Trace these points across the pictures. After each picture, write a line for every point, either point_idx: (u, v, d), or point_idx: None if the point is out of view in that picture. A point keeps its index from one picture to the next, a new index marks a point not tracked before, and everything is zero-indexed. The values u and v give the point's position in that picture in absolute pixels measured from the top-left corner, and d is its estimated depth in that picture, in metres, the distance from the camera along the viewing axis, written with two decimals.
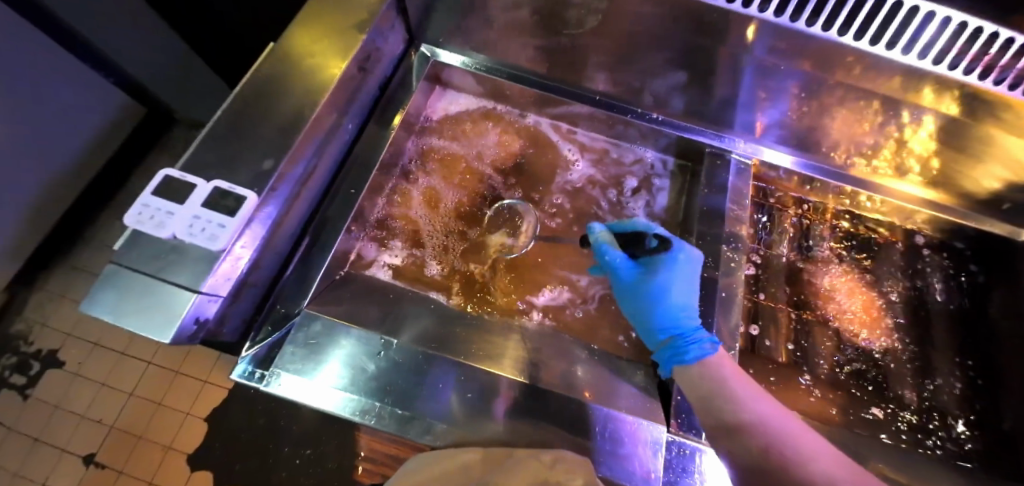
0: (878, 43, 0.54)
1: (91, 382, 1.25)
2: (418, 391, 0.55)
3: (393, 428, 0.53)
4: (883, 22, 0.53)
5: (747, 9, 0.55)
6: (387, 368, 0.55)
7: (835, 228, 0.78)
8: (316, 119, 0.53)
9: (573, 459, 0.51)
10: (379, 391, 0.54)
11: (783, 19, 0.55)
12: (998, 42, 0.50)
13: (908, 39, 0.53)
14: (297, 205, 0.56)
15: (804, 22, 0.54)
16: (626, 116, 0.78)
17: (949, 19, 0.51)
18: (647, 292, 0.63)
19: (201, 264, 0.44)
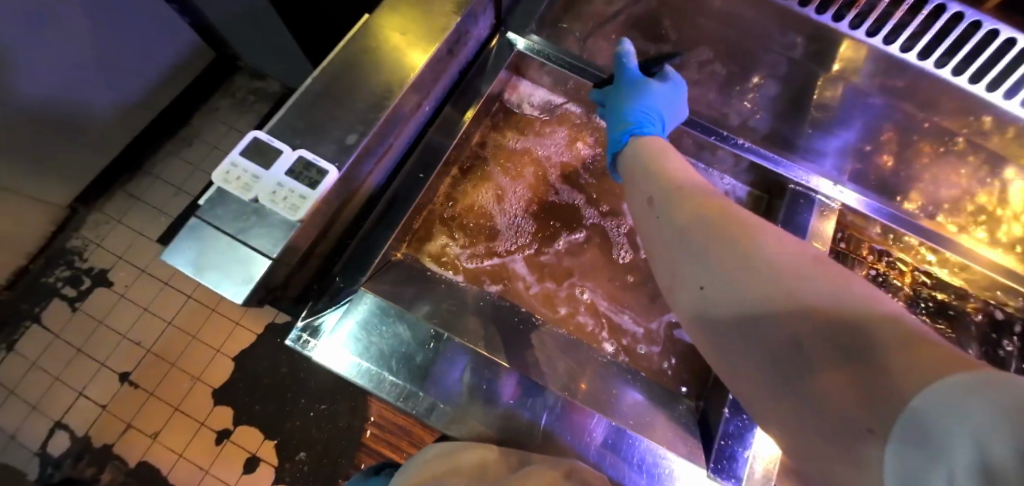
0: (959, 74, 0.66)
1: (134, 306, 1.31)
2: (459, 387, 0.55)
3: (429, 416, 0.54)
4: (971, 54, 0.64)
5: (846, 26, 0.68)
6: (433, 358, 0.55)
7: (911, 289, 0.73)
8: (401, 98, 0.53)
9: (587, 471, 0.50)
10: (421, 379, 0.55)
11: (877, 39, 0.67)
12: None
13: (993, 73, 0.64)
14: (368, 182, 0.56)
15: (899, 42, 0.66)
16: (709, 137, 0.73)
17: None
18: (625, 103, 0.65)
19: (278, 232, 0.44)
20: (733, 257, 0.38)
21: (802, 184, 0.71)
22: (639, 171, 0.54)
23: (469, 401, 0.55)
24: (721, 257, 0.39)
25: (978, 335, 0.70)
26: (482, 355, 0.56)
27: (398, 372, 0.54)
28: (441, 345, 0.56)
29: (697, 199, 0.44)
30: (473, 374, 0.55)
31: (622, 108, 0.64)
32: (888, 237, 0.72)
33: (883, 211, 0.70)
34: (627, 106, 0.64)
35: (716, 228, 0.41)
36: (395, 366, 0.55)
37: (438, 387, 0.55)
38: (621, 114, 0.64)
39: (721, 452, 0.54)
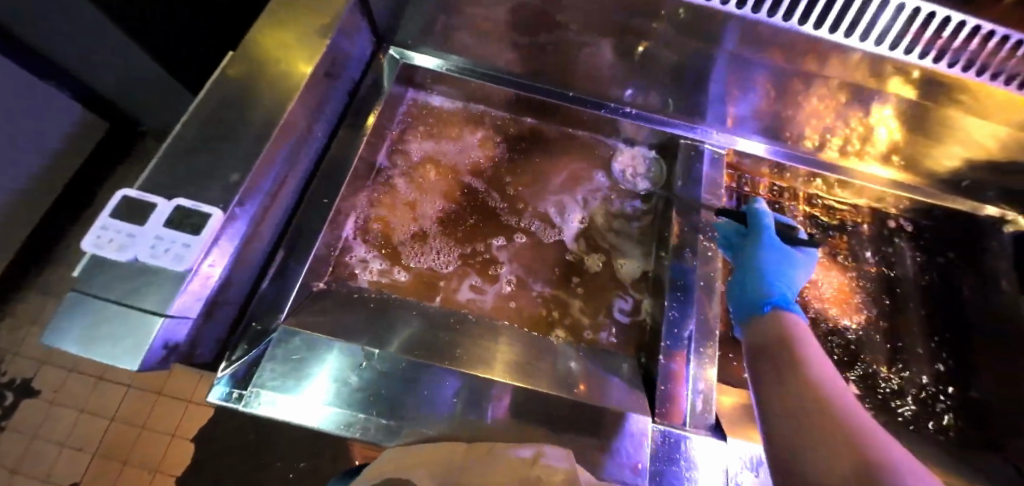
0: (837, 31, 0.55)
1: (69, 410, 1.21)
2: (399, 401, 0.52)
3: (380, 438, 0.51)
4: (842, 8, 0.54)
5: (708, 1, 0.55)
6: (371, 378, 0.53)
7: (809, 212, 0.81)
8: (285, 124, 0.52)
9: (552, 454, 0.50)
10: (358, 400, 0.51)
11: (746, 11, 0.55)
12: (950, 26, 0.53)
13: (867, 24, 0.54)
14: (269, 218, 0.55)
15: (766, 13, 0.55)
16: (599, 110, 0.78)
17: (904, 5, 0.52)
18: (766, 267, 0.65)
19: (167, 287, 0.42)
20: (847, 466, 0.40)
21: (691, 138, 0.78)
22: (764, 349, 0.56)
23: (416, 412, 0.52)
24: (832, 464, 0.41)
25: (873, 239, 0.79)
26: (420, 363, 0.54)
27: (334, 399, 0.51)
28: (371, 362, 0.53)
29: (814, 395, 0.47)
30: (413, 385, 0.53)
31: (762, 274, 0.64)
32: (778, 171, 0.80)
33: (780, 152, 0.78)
34: (765, 269, 0.65)
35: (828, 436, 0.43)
36: (329, 395, 0.51)
37: (379, 404, 0.52)
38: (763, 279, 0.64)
39: (664, 396, 0.59)
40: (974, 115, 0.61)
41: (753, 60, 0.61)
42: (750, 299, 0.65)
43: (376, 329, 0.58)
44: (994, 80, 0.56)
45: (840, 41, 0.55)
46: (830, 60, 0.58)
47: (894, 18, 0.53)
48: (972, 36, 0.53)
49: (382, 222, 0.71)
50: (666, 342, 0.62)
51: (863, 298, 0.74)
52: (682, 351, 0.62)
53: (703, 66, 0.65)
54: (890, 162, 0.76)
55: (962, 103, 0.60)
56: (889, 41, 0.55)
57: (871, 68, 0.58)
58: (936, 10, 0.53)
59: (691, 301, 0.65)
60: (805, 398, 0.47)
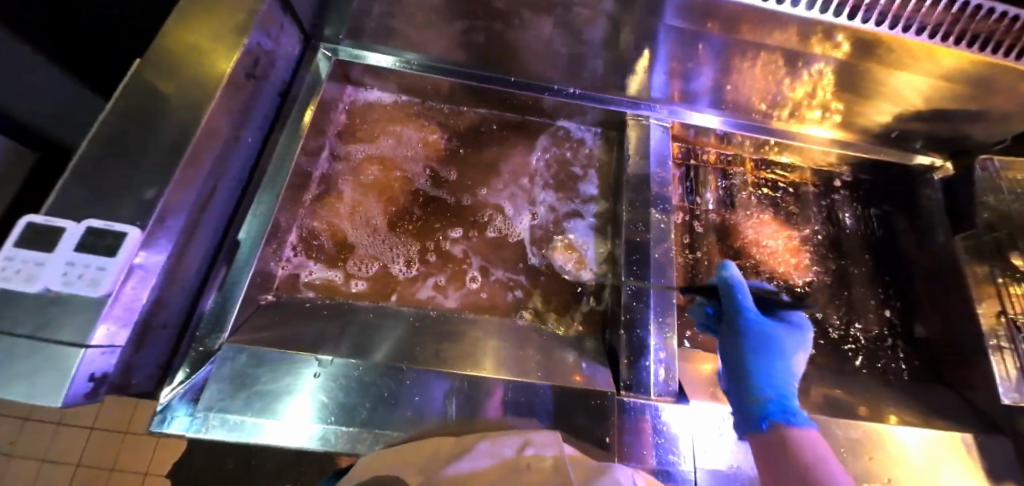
0: None
1: (28, 461, 1.13)
2: (360, 407, 0.52)
3: (344, 446, 0.50)
4: None
5: None
6: (327, 387, 0.52)
7: (755, 177, 0.83)
8: (205, 132, 0.50)
9: (544, 444, 0.47)
10: (317, 411, 0.51)
11: None
12: None
13: None
14: (200, 233, 0.52)
15: None
16: (543, 94, 0.76)
17: None
18: (756, 348, 0.59)
19: (85, 315, 0.40)
20: None
21: (637, 114, 0.77)
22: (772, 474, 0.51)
23: (377, 414, 0.52)
24: None
25: (816, 198, 0.82)
26: (378, 365, 0.53)
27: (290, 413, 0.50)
28: (327, 370, 0.52)
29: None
30: (372, 388, 0.52)
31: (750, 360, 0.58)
32: (725, 140, 0.81)
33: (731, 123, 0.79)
34: (756, 369, 0.58)
35: None
36: (285, 409, 0.50)
37: (338, 412, 0.51)
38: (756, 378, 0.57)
39: (631, 368, 0.59)
40: (896, 69, 0.63)
41: (685, 31, 0.61)
42: (744, 404, 0.56)
43: (331, 337, 0.56)
44: (910, 33, 0.57)
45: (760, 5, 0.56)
46: (757, 26, 0.59)
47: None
48: None
49: (331, 227, 0.69)
50: (627, 316, 0.62)
51: (811, 255, 0.77)
52: (643, 323, 0.62)
53: (638, 41, 0.65)
54: (827, 122, 0.78)
55: (884, 59, 0.61)
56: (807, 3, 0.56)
57: (797, 32, 0.59)
58: None
59: (647, 275, 0.64)
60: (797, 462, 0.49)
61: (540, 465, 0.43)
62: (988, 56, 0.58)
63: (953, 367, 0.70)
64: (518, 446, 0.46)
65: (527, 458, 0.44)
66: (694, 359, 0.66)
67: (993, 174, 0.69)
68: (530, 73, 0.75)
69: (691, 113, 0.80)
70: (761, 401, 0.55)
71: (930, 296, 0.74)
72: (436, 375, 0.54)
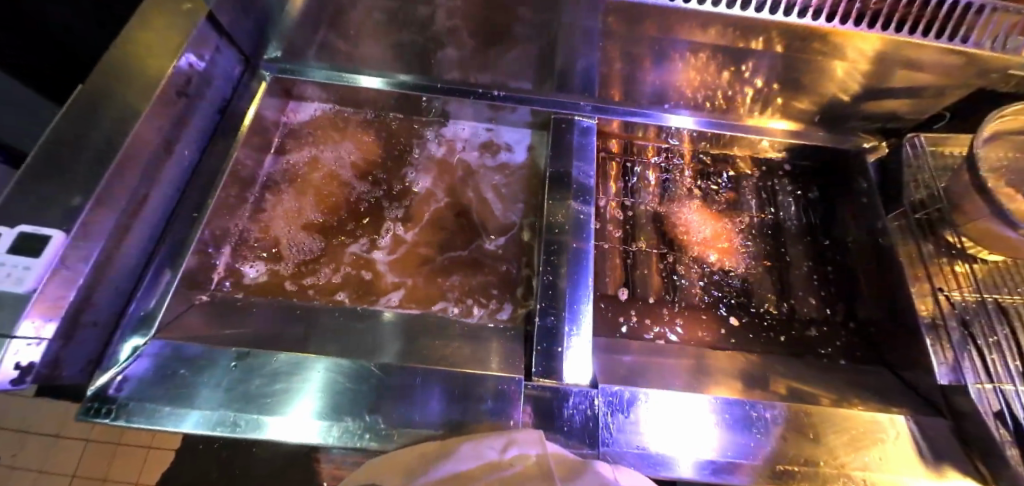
0: None
1: (26, 472, 1.19)
2: (349, 404, 0.54)
3: (339, 440, 0.52)
4: None
5: None
6: (312, 383, 0.54)
7: (693, 168, 0.84)
8: (132, 142, 0.54)
9: (525, 441, 0.52)
10: (238, 398, 0.53)
11: None
12: None
13: None
14: (130, 236, 0.56)
15: None
16: (468, 97, 0.80)
17: None
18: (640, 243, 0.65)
19: (9, 310, 0.44)
20: None
21: (561, 112, 0.80)
22: None
23: (357, 411, 0.54)
24: None
25: (755, 184, 0.82)
26: (351, 363, 0.56)
27: (215, 403, 0.52)
28: (327, 366, 0.55)
29: None
30: (286, 374, 0.54)
31: None
32: (661, 132, 0.82)
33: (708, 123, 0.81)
34: None
35: None
36: (210, 400, 0.53)
37: (332, 407, 0.54)
38: None
39: (542, 354, 0.60)
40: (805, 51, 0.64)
41: (595, 30, 0.66)
42: None
43: (254, 331, 0.59)
44: (803, 18, 0.61)
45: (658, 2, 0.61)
46: (661, 19, 0.63)
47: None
48: None
49: (271, 230, 0.72)
50: (542, 303, 0.63)
51: (744, 241, 0.77)
52: (558, 308, 0.63)
53: (557, 40, 0.69)
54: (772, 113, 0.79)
55: (790, 42, 0.64)
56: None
57: (701, 25, 0.63)
58: None
59: (564, 263, 0.66)
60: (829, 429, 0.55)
61: (525, 465, 0.50)
62: (895, 35, 0.61)
63: (894, 348, 0.68)
64: (502, 445, 0.51)
65: (509, 459, 0.50)
66: (665, 353, 0.65)
67: (920, 151, 0.70)
68: (462, 78, 0.79)
69: (668, 116, 0.82)
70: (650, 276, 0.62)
71: (869, 276, 0.72)
72: (345, 364, 0.56)
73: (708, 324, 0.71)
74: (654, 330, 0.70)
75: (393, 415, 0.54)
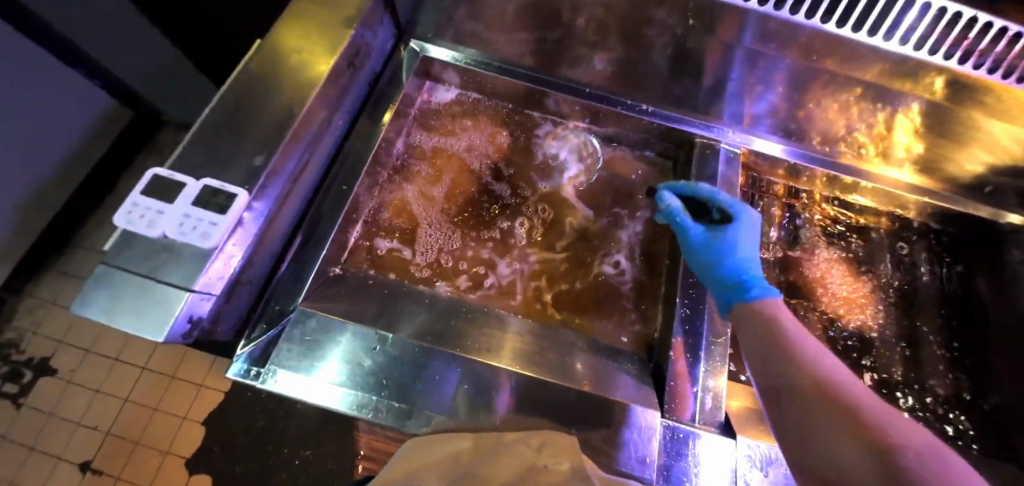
0: (860, 31, 0.56)
1: (85, 389, 1.22)
2: (445, 398, 0.54)
3: (390, 421, 0.52)
4: (882, 13, 0.55)
5: None
6: (385, 363, 0.54)
7: (826, 216, 0.79)
8: (306, 113, 0.53)
9: (562, 441, 0.53)
10: (308, 354, 0.53)
11: (783, 12, 0.56)
12: (993, 31, 0.53)
13: (902, 29, 0.55)
14: (288, 203, 0.56)
15: (803, 15, 0.56)
16: (616, 108, 0.77)
17: (929, 4, 0.53)
18: (713, 248, 0.64)
19: (193, 264, 0.44)
20: (843, 438, 0.44)
21: (707, 137, 0.77)
22: (756, 342, 0.55)
23: (470, 414, 0.53)
24: (834, 437, 0.44)
25: (889, 243, 0.78)
26: (482, 363, 0.54)
27: (281, 358, 0.52)
28: (442, 361, 0.54)
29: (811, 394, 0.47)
30: (361, 345, 0.54)
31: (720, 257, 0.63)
32: (794, 173, 0.78)
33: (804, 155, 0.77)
34: (731, 251, 0.63)
35: (836, 426, 0.44)
36: (279, 354, 0.52)
37: (436, 401, 0.53)
38: (719, 263, 0.62)
39: (674, 391, 0.59)
40: (996, 117, 0.60)
41: (766, 58, 0.63)
42: (725, 294, 0.62)
43: (374, 313, 0.58)
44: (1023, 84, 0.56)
45: (871, 40, 0.56)
46: (847, 57, 0.59)
47: (919, 17, 0.54)
48: (1000, 37, 0.54)
49: (396, 212, 0.72)
50: (677, 339, 0.62)
51: (876, 303, 0.74)
52: (692, 348, 0.61)
53: (723, 61, 0.66)
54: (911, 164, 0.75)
55: (984, 105, 0.60)
56: (914, 42, 0.56)
57: (890, 72, 0.59)
58: (979, 15, 0.53)
59: (702, 299, 0.66)
60: (793, 376, 0.49)
61: (557, 468, 0.50)
62: None
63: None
64: (537, 444, 0.53)
65: (545, 460, 0.51)
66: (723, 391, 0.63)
67: None
68: (605, 85, 0.76)
69: (752, 138, 0.78)
70: (730, 289, 0.61)
71: (1009, 361, 0.69)
72: (461, 360, 0.54)
73: None
74: None
75: (436, 405, 0.53)
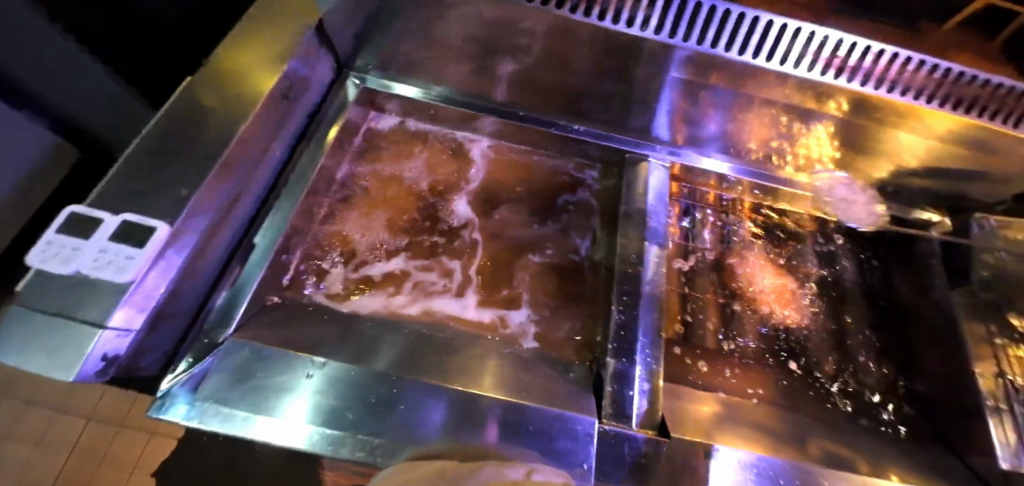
0: (747, 53, 0.64)
1: (22, 446, 1.14)
2: (406, 428, 0.51)
3: (355, 454, 0.49)
4: (763, 38, 0.63)
5: (636, 28, 0.63)
6: (350, 393, 0.51)
7: (753, 221, 0.84)
8: (239, 143, 0.55)
9: (550, 470, 0.50)
10: (264, 388, 0.50)
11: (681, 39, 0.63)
12: (858, 50, 0.62)
13: (783, 52, 0.63)
14: (221, 232, 0.56)
15: (698, 41, 0.64)
16: (549, 128, 0.81)
17: (800, 29, 0.62)
18: None
19: (108, 299, 0.43)
20: None
21: (638, 152, 0.81)
22: None
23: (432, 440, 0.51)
24: None
25: (812, 244, 0.83)
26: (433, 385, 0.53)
27: (222, 397, 0.50)
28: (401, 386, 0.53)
29: None
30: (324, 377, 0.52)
31: None
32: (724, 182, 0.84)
33: (747, 171, 0.84)
34: None
35: None
36: (219, 393, 0.50)
37: (395, 428, 0.51)
38: None
39: (612, 397, 0.58)
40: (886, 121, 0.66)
41: (680, 76, 0.68)
42: None
43: (337, 339, 0.57)
44: (894, 95, 0.64)
45: (756, 62, 0.64)
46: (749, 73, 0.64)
47: (792, 42, 0.63)
48: (863, 55, 0.63)
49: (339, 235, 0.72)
50: (615, 345, 0.62)
51: (801, 298, 0.78)
52: (629, 352, 0.62)
53: (643, 81, 0.70)
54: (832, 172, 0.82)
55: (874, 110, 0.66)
56: (793, 61, 0.64)
57: (788, 85, 0.65)
58: (843, 37, 0.62)
59: (636, 304, 0.66)
60: None
61: None
62: (973, 118, 0.65)
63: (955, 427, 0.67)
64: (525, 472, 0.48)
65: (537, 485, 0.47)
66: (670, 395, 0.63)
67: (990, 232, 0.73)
68: (540, 107, 0.80)
69: (701, 158, 0.84)
70: None
71: (931, 349, 0.73)
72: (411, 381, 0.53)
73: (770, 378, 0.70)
74: (698, 374, 0.68)
75: (403, 431, 0.51)
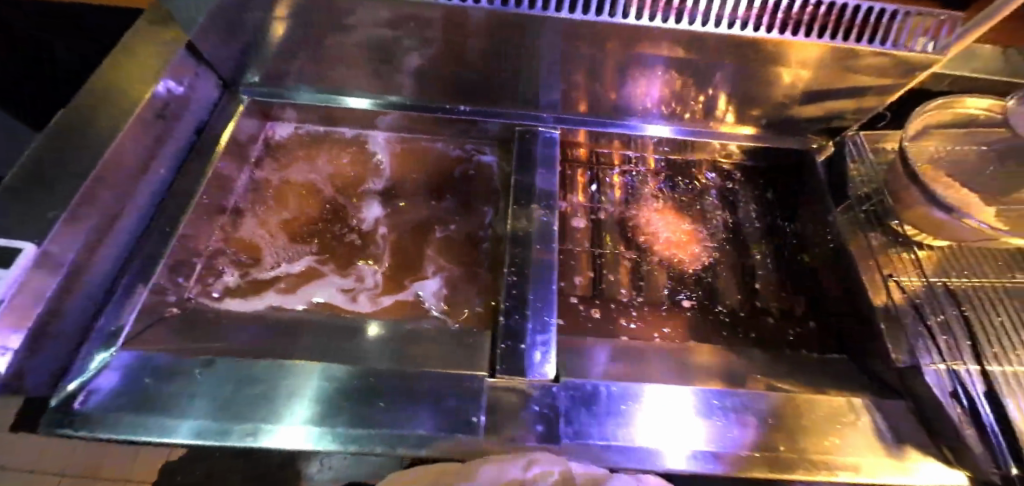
0: (588, 13, 0.66)
1: None
2: (404, 417, 0.52)
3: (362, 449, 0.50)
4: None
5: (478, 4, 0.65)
6: (345, 393, 0.53)
7: (656, 173, 0.88)
8: (106, 162, 0.57)
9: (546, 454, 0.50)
10: (262, 399, 0.52)
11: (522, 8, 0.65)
12: None
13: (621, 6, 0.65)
14: (102, 248, 0.58)
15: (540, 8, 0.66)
16: (435, 113, 0.83)
17: None
18: None
19: None
20: None
21: (525, 124, 0.83)
22: None
23: (419, 425, 0.52)
24: None
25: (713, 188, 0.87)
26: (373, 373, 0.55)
27: (208, 411, 0.51)
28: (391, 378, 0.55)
29: None
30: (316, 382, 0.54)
31: None
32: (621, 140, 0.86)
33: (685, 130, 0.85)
34: None
35: None
36: (203, 407, 0.51)
37: (388, 419, 0.52)
38: None
39: (507, 353, 0.59)
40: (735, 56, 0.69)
41: (536, 43, 0.70)
42: None
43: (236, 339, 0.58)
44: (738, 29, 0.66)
45: (599, 18, 0.66)
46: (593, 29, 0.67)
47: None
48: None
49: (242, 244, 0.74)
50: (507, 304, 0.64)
51: (701, 238, 0.81)
52: (522, 308, 0.63)
53: (505, 53, 0.73)
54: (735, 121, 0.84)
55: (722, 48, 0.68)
56: (635, 13, 0.66)
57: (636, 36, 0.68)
58: None
59: (528, 263, 0.67)
60: None
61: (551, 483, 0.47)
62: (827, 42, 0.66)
63: (855, 342, 0.68)
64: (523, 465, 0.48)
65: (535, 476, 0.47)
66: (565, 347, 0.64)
67: (862, 148, 0.78)
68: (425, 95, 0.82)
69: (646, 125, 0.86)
70: None
71: (827, 271, 0.74)
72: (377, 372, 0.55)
73: (675, 318, 0.72)
74: (595, 321, 0.70)
75: (404, 420, 0.52)
